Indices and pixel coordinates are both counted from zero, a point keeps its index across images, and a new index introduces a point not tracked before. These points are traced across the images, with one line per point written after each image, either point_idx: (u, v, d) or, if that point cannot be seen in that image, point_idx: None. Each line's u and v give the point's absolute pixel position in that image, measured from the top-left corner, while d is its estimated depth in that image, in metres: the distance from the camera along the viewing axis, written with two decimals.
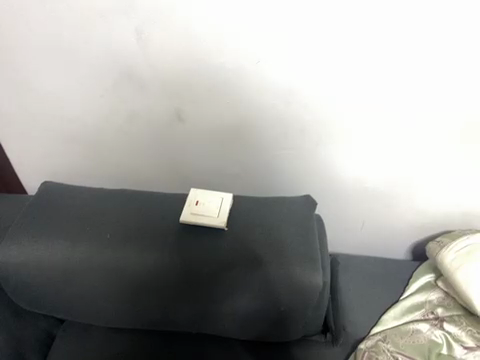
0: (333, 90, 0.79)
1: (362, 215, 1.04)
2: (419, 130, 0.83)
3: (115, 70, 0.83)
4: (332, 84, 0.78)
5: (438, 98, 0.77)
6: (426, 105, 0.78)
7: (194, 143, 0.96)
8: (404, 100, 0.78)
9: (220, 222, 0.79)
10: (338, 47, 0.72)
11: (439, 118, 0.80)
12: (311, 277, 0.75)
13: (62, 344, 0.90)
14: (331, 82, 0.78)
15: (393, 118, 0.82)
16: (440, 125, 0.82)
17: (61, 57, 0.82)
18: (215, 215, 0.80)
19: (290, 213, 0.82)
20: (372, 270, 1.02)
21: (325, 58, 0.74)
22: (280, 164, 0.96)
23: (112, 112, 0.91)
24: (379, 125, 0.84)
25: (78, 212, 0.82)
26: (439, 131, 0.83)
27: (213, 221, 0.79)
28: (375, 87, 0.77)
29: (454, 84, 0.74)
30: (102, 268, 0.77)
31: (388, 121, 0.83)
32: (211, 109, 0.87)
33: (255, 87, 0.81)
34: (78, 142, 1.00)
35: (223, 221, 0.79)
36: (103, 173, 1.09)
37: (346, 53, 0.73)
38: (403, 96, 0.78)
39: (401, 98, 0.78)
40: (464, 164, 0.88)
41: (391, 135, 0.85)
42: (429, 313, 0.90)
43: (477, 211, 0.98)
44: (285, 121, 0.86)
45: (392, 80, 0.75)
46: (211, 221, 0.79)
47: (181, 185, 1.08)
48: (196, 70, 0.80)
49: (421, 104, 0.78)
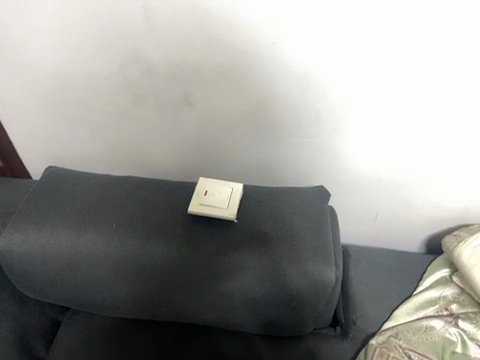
0: (352, 75, 0.74)
1: (376, 207, 1.00)
2: (441, 118, 0.79)
3: (122, 51, 0.79)
4: (351, 69, 0.73)
5: (465, 83, 0.72)
6: (452, 90, 0.74)
7: (202, 129, 0.92)
8: (427, 84, 0.73)
9: (229, 213, 0.75)
10: (360, 29, 0.68)
11: (463, 105, 0.76)
12: (324, 273, 0.72)
13: (66, 331, 0.89)
14: (350, 66, 0.73)
15: (414, 104, 0.77)
16: (467, 111, 0.77)
17: (64, 37, 0.78)
18: (225, 206, 0.76)
19: (303, 206, 0.79)
20: (384, 263, 0.99)
21: (344, 41, 0.69)
22: (292, 152, 0.92)
23: (118, 96, 0.88)
24: (399, 112, 0.79)
25: (83, 200, 0.79)
26: (466, 118, 0.78)
27: (222, 213, 0.76)
28: (397, 71, 0.72)
29: None
30: (107, 259, 0.75)
31: (409, 108, 0.78)
32: (221, 94, 0.83)
33: (268, 69, 0.76)
34: (81, 126, 0.97)
35: (233, 213, 0.75)
36: (104, 156, 1.04)
37: (368, 35, 0.68)
38: (426, 81, 0.73)
39: (424, 83, 0.73)
40: None
41: (412, 122, 0.81)
42: (443, 310, 0.87)
43: None
44: (301, 106, 0.82)
45: (417, 62, 0.71)
46: (221, 213, 0.76)
47: (188, 173, 1.04)
48: (206, 51, 0.76)
49: (448, 87, 0.73)
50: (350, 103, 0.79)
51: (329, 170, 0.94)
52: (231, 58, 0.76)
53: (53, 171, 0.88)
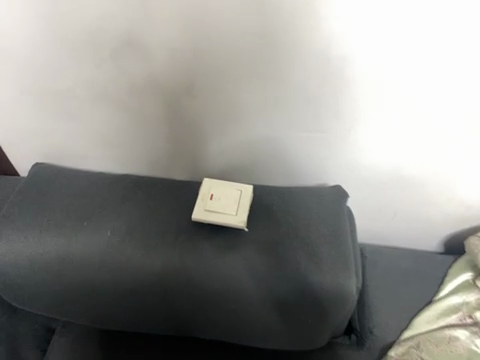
0: (370, 54, 0.67)
1: (393, 204, 0.92)
2: (470, 101, 0.71)
3: (112, 37, 0.70)
4: (370, 48, 0.66)
5: None
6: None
7: (204, 118, 0.83)
8: (455, 61, 0.66)
9: (239, 221, 0.68)
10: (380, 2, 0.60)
11: None
12: (344, 283, 0.66)
13: (64, 339, 0.82)
14: (369, 45, 0.66)
15: (440, 83, 0.70)
16: None
17: (47, 19, 0.69)
18: (233, 213, 0.69)
19: (320, 209, 0.72)
20: (402, 266, 0.91)
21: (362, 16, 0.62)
22: (305, 145, 0.83)
23: (110, 87, 0.79)
24: (423, 94, 0.72)
25: (73, 203, 0.72)
26: None
27: (231, 220, 0.68)
28: (422, 39, 0.64)
29: None
30: (102, 269, 0.68)
31: (434, 88, 0.70)
32: (226, 79, 0.75)
33: (279, 47, 0.68)
34: (69, 121, 0.87)
35: (242, 221, 0.68)
36: (92, 153, 0.94)
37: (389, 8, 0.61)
38: (455, 57, 0.65)
39: (452, 59, 0.66)
40: None
41: (437, 106, 0.73)
42: (466, 318, 0.81)
43: None
44: (313, 92, 0.74)
45: (443, 38, 0.63)
46: (229, 220, 0.68)
47: (187, 170, 0.94)
48: (207, 34, 0.68)
49: (478, 64, 0.66)
50: (369, 85, 0.71)
51: (344, 165, 0.86)
52: (237, 38, 0.68)
53: (39, 170, 0.79)
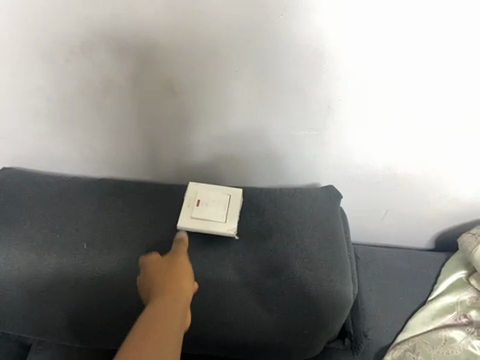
0: (355, 41, 0.65)
1: (385, 204, 0.89)
2: (457, 88, 0.70)
3: (84, 29, 0.67)
4: (354, 34, 0.64)
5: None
6: (472, 56, 0.66)
7: (186, 112, 0.76)
8: (440, 51, 0.65)
9: (228, 229, 0.69)
10: None
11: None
12: (342, 291, 0.67)
13: (45, 355, 0.78)
14: (353, 31, 0.64)
15: (428, 71, 0.68)
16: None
17: (17, 10, 0.66)
18: (222, 220, 0.69)
19: (314, 213, 0.73)
20: (395, 266, 0.88)
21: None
22: (294, 141, 0.79)
23: (84, 85, 0.74)
24: (415, 87, 0.70)
25: (47, 214, 0.72)
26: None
27: (220, 228, 0.69)
28: (405, 24, 0.63)
29: None
30: (77, 283, 0.68)
31: (426, 80, 0.69)
32: (210, 68, 0.70)
33: (264, 38, 0.66)
34: (37, 123, 0.80)
35: (231, 228, 0.69)
36: (67, 159, 0.86)
37: None
38: (443, 47, 0.65)
39: (437, 50, 0.65)
40: None
41: (428, 95, 0.71)
42: (461, 317, 0.79)
43: None
44: (299, 83, 0.71)
45: (426, 21, 0.62)
46: (218, 228, 0.69)
47: (163, 167, 0.86)
48: (184, 23, 0.65)
49: (462, 49, 0.65)
50: (359, 79, 0.69)
51: (335, 163, 0.82)
52: (221, 29, 0.66)
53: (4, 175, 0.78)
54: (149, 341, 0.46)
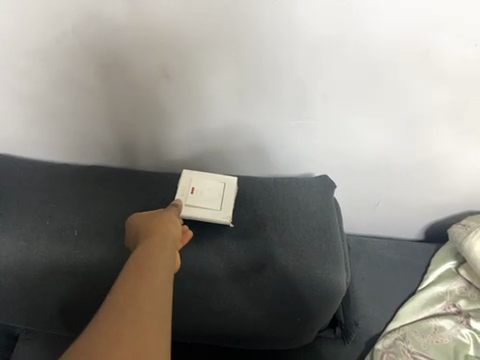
0: (347, 28, 0.65)
1: (378, 193, 0.89)
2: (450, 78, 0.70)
3: (75, 11, 0.66)
4: (346, 21, 0.64)
5: (471, 33, 0.64)
6: (465, 45, 0.66)
7: (176, 98, 0.76)
8: (433, 40, 0.66)
9: (223, 216, 0.68)
10: None
11: (471, 59, 0.67)
12: (334, 280, 0.67)
13: (35, 345, 0.77)
14: (345, 18, 0.64)
15: (421, 60, 0.68)
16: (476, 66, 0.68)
17: None
18: (217, 208, 0.69)
19: (308, 202, 0.73)
20: (386, 257, 0.89)
21: None
22: (286, 129, 0.78)
23: (75, 69, 0.73)
24: (408, 75, 0.70)
25: (37, 203, 0.71)
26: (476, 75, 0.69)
27: (215, 215, 0.68)
28: (397, 12, 0.63)
29: None
30: (67, 273, 0.67)
31: (419, 69, 0.69)
32: (203, 54, 0.70)
33: (256, 22, 0.65)
34: (27, 109, 0.79)
35: (226, 216, 0.68)
36: (58, 146, 0.85)
37: None
38: (436, 36, 0.65)
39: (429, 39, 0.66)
40: None
41: (420, 84, 0.71)
42: (450, 307, 0.80)
43: None
44: (292, 69, 0.71)
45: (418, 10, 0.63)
46: (214, 216, 0.68)
47: (146, 154, 0.84)
48: (177, 7, 0.65)
49: (454, 38, 0.65)
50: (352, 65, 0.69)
51: (328, 153, 0.82)
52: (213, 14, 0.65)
53: None
54: (139, 277, 0.47)
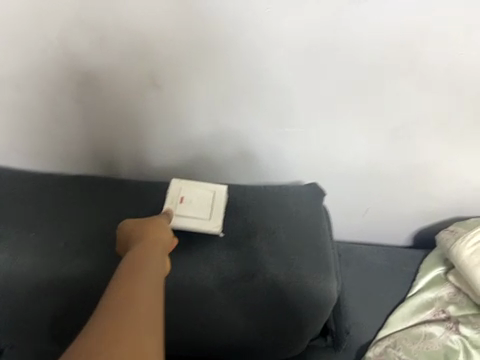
0: (331, 37, 0.67)
1: (366, 201, 0.89)
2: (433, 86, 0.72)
3: (64, 21, 0.67)
4: (330, 30, 0.66)
5: (450, 42, 0.67)
6: (446, 54, 0.68)
7: (165, 105, 0.75)
8: (414, 49, 0.68)
9: (213, 225, 0.68)
10: None
11: (453, 67, 0.69)
12: (324, 287, 0.66)
13: None
14: (329, 27, 0.66)
15: (404, 68, 0.70)
16: (457, 74, 0.70)
17: None
18: (207, 216, 0.68)
19: (298, 210, 0.73)
20: (376, 263, 0.89)
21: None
22: (276, 137, 0.79)
23: (62, 77, 0.73)
24: (392, 83, 0.71)
25: (24, 213, 0.70)
26: (457, 83, 0.71)
27: (205, 224, 0.68)
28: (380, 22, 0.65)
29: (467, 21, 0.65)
30: (52, 284, 0.65)
31: (402, 77, 0.71)
32: (191, 61, 0.70)
33: (244, 29, 0.67)
34: (13, 119, 0.78)
35: (216, 225, 0.68)
36: (43, 155, 0.83)
37: None
38: (417, 45, 0.67)
39: (411, 48, 0.67)
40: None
41: (405, 92, 0.72)
42: (439, 313, 0.80)
43: None
44: (279, 77, 0.71)
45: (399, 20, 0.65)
46: (203, 225, 0.67)
47: (134, 162, 0.83)
48: (164, 15, 0.66)
49: (435, 47, 0.67)
50: (338, 73, 0.70)
51: (317, 160, 0.82)
52: (201, 22, 0.66)
53: None
54: (137, 279, 0.48)
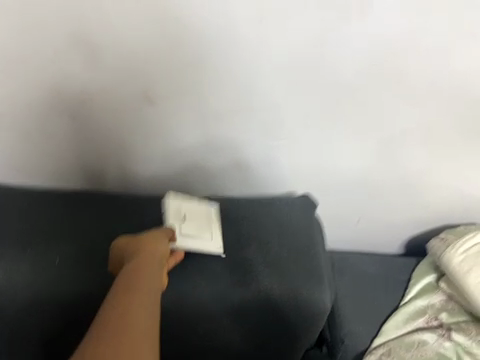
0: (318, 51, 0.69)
1: (357, 210, 0.91)
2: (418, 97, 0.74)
3: (59, 39, 0.69)
4: (317, 45, 0.68)
5: (432, 55, 0.69)
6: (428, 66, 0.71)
7: (158, 119, 0.77)
8: (399, 62, 0.70)
9: (215, 246, 0.69)
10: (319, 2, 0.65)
11: (436, 79, 0.72)
12: (317, 297, 0.68)
13: None
14: (316, 42, 0.68)
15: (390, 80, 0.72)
16: (440, 85, 0.73)
17: None
18: (208, 238, 0.70)
19: (290, 220, 0.74)
20: (369, 272, 0.90)
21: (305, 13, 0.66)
22: (267, 148, 0.80)
23: (58, 93, 0.75)
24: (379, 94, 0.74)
25: (17, 229, 0.70)
26: (441, 93, 0.74)
27: (206, 245, 0.69)
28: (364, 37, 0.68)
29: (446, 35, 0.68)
30: (48, 299, 0.66)
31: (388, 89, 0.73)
32: (183, 75, 0.72)
33: (234, 45, 0.69)
34: (9, 135, 0.80)
35: (218, 247, 0.69)
36: (38, 167, 0.84)
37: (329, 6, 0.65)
38: (401, 58, 0.70)
39: (396, 61, 0.70)
40: (465, 138, 0.79)
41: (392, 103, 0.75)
42: (432, 320, 0.82)
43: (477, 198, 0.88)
44: (269, 90, 0.73)
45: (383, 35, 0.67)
46: (204, 246, 0.69)
47: (128, 174, 0.85)
48: (157, 32, 0.68)
49: (418, 60, 0.70)
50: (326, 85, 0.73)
51: (308, 170, 0.84)
52: (192, 38, 0.68)
53: None
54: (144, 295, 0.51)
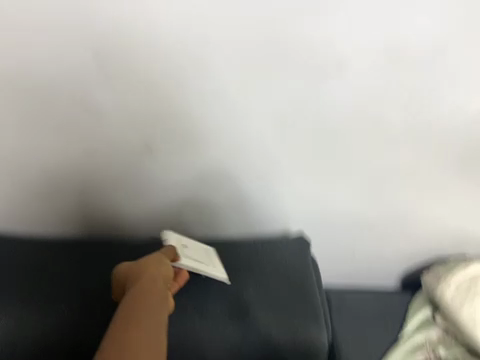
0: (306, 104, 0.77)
1: (352, 247, 0.95)
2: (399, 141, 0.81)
3: (72, 98, 0.77)
4: (304, 98, 0.76)
5: (409, 105, 0.77)
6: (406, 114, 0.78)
7: (161, 167, 0.84)
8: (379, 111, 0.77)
9: (218, 271, 0.73)
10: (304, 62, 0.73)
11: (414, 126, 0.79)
12: (314, 335, 0.70)
13: None
14: (303, 96, 0.76)
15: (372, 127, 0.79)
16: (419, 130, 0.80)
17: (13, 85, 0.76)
18: (209, 264, 0.73)
19: (287, 262, 0.79)
20: (366, 307, 0.93)
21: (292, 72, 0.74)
22: (263, 190, 0.86)
23: (69, 147, 0.81)
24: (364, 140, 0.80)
25: (28, 275, 0.74)
26: (421, 137, 0.80)
27: (211, 269, 0.72)
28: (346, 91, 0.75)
29: (420, 88, 0.75)
30: (49, 343, 0.67)
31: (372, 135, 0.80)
32: (184, 127, 0.79)
33: (229, 100, 0.76)
34: (22, 186, 0.86)
35: (220, 272, 0.73)
36: (47, 217, 0.90)
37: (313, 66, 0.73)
38: (380, 108, 0.77)
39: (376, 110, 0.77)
40: (447, 177, 0.85)
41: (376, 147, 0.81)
42: (431, 354, 0.82)
43: (466, 234, 0.92)
44: (263, 139, 0.80)
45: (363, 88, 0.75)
46: (209, 270, 0.72)
47: (133, 219, 0.90)
48: (159, 90, 0.76)
49: (396, 109, 0.77)
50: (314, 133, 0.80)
51: (302, 210, 0.89)
52: (192, 94, 0.76)
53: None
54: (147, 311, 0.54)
